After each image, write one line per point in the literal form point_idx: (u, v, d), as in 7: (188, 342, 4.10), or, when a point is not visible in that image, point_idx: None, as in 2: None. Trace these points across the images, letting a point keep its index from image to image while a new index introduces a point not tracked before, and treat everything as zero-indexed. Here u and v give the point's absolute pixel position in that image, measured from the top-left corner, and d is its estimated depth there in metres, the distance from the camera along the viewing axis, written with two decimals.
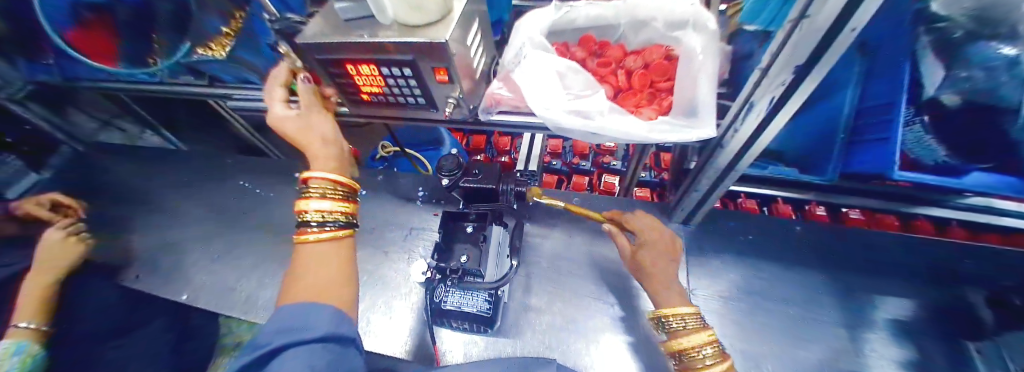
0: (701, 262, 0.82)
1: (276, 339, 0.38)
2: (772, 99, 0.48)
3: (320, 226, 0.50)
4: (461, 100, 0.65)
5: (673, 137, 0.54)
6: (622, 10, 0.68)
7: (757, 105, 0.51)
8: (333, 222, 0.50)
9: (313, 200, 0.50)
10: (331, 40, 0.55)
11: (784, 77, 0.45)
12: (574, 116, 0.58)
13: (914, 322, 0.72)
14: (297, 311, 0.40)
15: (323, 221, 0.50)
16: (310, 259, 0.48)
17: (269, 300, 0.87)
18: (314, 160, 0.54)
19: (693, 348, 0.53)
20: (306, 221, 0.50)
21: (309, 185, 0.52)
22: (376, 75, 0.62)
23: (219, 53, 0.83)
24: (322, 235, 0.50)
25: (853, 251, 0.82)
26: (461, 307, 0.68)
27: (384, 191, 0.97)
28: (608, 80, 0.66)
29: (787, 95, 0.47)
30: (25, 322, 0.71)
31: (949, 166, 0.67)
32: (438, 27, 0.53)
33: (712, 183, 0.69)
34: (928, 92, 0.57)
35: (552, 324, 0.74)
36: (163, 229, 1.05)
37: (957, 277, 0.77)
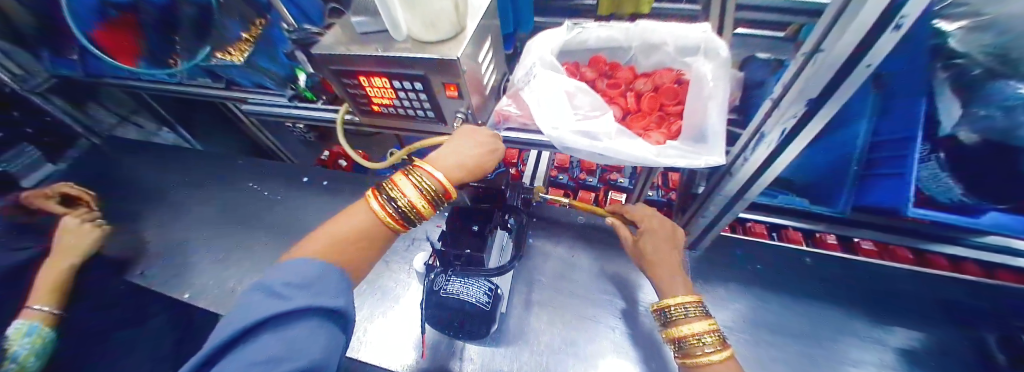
0: (706, 289, 0.81)
1: (296, 297, 0.38)
2: (784, 130, 0.48)
3: (389, 201, 0.49)
4: (469, 115, 0.65)
5: (681, 162, 0.53)
6: (634, 33, 0.68)
7: (768, 136, 0.50)
8: (397, 212, 0.49)
9: (411, 182, 0.49)
10: (349, 53, 0.57)
11: (796, 109, 0.45)
12: (580, 136, 0.58)
13: (928, 365, 0.68)
14: (318, 276, 0.41)
15: (396, 200, 0.48)
16: (367, 214, 0.49)
17: None
18: (439, 152, 0.53)
19: (693, 335, 0.52)
20: (389, 187, 0.49)
21: (420, 171, 0.51)
22: (387, 88, 0.63)
23: (237, 58, 0.85)
24: (383, 209, 0.49)
25: (864, 285, 0.80)
26: (458, 298, 0.60)
27: None
28: (617, 102, 0.66)
29: (799, 127, 0.46)
30: (41, 304, 0.75)
31: (965, 206, 0.64)
32: (451, 44, 0.55)
33: (718, 209, 0.68)
34: (946, 128, 0.56)
35: (551, 345, 0.72)
36: (170, 225, 1.07)
37: (975, 318, 0.74)
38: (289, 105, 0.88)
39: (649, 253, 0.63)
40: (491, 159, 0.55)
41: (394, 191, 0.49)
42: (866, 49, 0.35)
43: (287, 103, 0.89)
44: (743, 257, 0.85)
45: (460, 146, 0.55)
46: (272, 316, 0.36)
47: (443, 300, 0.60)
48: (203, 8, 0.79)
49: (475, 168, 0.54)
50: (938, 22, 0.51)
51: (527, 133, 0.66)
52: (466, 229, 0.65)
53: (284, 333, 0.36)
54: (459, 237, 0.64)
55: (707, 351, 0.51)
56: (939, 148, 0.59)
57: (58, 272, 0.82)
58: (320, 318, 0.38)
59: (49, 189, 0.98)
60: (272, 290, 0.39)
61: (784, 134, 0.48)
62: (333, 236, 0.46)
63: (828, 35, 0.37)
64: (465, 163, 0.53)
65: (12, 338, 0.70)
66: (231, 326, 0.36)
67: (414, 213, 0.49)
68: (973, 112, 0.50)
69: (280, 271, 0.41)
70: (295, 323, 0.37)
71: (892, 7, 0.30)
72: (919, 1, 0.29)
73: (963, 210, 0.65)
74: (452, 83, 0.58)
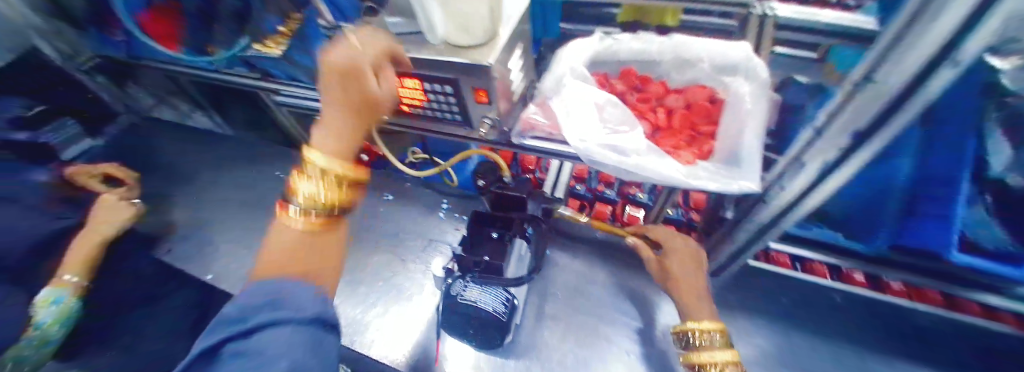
0: (727, 319, 0.78)
1: (256, 315, 0.31)
2: (824, 161, 0.46)
3: (296, 210, 0.41)
4: (497, 121, 0.65)
5: (713, 184, 0.51)
6: (668, 47, 0.65)
7: (807, 165, 0.48)
8: (312, 213, 0.41)
9: (305, 178, 0.41)
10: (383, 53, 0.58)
11: (842, 139, 0.42)
12: (608, 150, 0.57)
13: None
14: (281, 293, 0.34)
15: (303, 208, 0.40)
16: (284, 234, 0.41)
17: None
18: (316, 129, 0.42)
19: (712, 363, 0.50)
20: (290, 199, 0.41)
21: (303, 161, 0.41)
22: (418, 89, 0.64)
23: (274, 50, 0.88)
24: (298, 219, 0.41)
25: (896, 330, 0.75)
26: (477, 308, 0.59)
27: (409, 198, 0.99)
28: (647, 117, 0.64)
29: (841, 160, 0.44)
30: (70, 275, 0.79)
31: (1015, 255, 0.60)
32: (483, 50, 0.55)
33: (748, 234, 0.65)
34: (995, 169, 0.52)
35: (564, 362, 0.70)
36: (196, 207, 1.11)
37: None
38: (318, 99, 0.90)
39: (672, 272, 0.63)
40: (359, 82, 0.39)
41: (297, 198, 0.41)
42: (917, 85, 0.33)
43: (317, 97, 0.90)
44: (768, 290, 0.82)
45: (326, 100, 0.41)
46: (237, 334, 0.30)
47: (460, 306, 0.59)
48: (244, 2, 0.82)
49: (360, 104, 0.40)
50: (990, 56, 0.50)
51: (553, 144, 0.65)
52: (486, 235, 0.65)
53: (252, 345, 0.29)
54: (479, 244, 0.64)
55: None
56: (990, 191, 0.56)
57: (89, 247, 0.86)
58: (295, 323, 0.31)
59: (93, 169, 1.04)
60: (224, 319, 0.32)
61: (825, 165, 0.46)
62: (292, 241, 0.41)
63: (873, 69, 0.36)
64: (343, 111, 0.41)
65: (40, 305, 0.71)
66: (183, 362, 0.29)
67: (323, 203, 0.41)
68: None
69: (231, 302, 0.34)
70: (264, 335, 0.30)
71: (950, 44, 0.29)
72: (979, 40, 0.27)
73: (1013, 260, 0.61)
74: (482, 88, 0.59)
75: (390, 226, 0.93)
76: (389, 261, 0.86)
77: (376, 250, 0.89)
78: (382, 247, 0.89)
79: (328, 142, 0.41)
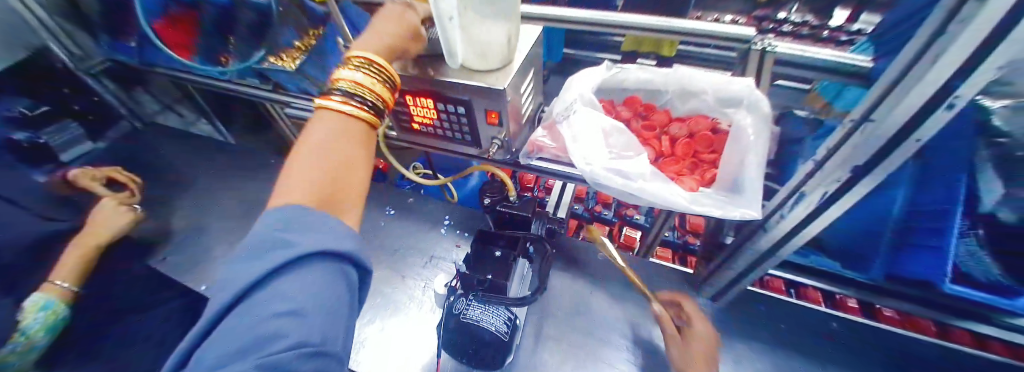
0: (727, 345, 0.78)
1: (301, 241, 0.36)
2: (825, 193, 0.47)
3: (347, 96, 0.47)
4: (506, 142, 0.67)
5: (716, 210, 0.53)
6: (675, 78, 0.69)
7: (809, 196, 0.50)
8: (362, 101, 0.47)
9: (352, 69, 0.48)
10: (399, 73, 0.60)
11: (842, 171, 0.44)
12: (613, 174, 0.59)
13: None
14: (310, 214, 0.38)
15: (351, 93, 0.47)
16: (325, 119, 0.46)
17: None
18: (364, 42, 0.52)
19: None
20: (336, 87, 0.47)
21: (350, 61, 0.49)
22: (431, 108, 0.66)
23: (288, 64, 0.90)
24: (345, 103, 0.47)
25: (893, 360, 0.76)
26: (478, 326, 0.59)
27: (411, 213, 0.99)
28: (652, 144, 0.66)
29: (841, 192, 0.46)
30: (60, 281, 0.78)
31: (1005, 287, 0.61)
32: (498, 75, 0.57)
33: (748, 261, 0.66)
34: (986, 204, 0.55)
35: None
36: (195, 214, 1.10)
37: None
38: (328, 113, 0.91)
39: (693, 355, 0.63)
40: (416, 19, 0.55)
41: (345, 83, 0.47)
42: (914, 123, 0.35)
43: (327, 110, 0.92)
44: (769, 316, 0.82)
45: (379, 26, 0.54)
46: (276, 270, 0.35)
47: (463, 326, 0.60)
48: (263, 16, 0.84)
49: (410, 32, 0.55)
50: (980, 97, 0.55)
51: (559, 166, 0.67)
52: (489, 253, 0.66)
53: (293, 283, 0.34)
54: (482, 262, 0.64)
55: None
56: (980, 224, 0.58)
57: (84, 252, 0.85)
58: (330, 264, 0.37)
59: (97, 172, 1.04)
60: (274, 238, 0.37)
61: (823, 195, 0.48)
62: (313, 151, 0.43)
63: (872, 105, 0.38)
64: (393, 32, 0.54)
65: (27, 311, 0.70)
66: (232, 288, 0.35)
67: (372, 91, 0.48)
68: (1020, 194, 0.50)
69: (269, 213, 0.40)
70: (304, 275, 0.35)
71: (948, 87, 0.31)
72: (976, 83, 0.30)
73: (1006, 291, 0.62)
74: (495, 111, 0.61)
75: (391, 241, 0.93)
76: (388, 276, 0.86)
77: (376, 264, 0.88)
78: (382, 262, 0.89)
79: (379, 49, 0.52)
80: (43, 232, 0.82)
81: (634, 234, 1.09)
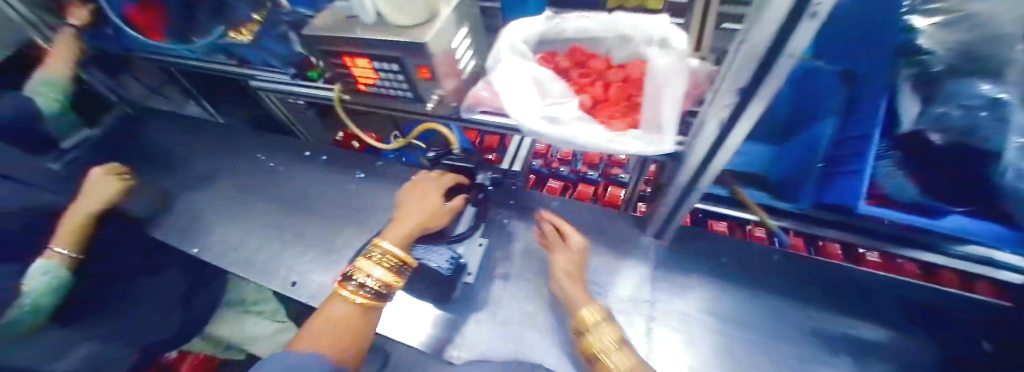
0: (680, 281, 0.77)
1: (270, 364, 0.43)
2: (721, 119, 0.48)
3: (358, 287, 0.57)
4: (444, 97, 0.71)
5: (633, 148, 0.57)
6: (609, 24, 0.71)
7: (708, 124, 0.49)
8: (369, 291, 0.58)
9: (373, 261, 0.59)
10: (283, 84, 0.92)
11: (718, 108, 0.47)
12: (543, 120, 0.63)
13: (906, 357, 0.63)
14: (303, 362, 0.45)
15: (372, 285, 0.58)
16: (338, 306, 0.56)
17: (279, 268, 0.87)
18: (409, 210, 0.66)
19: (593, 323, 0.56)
20: (359, 280, 0.58)
21: (374, 250, 0.61)
22: (369, 68, 0.69)
23: (244, 38, 0.88)
24: (355, 295, 0.57)
25: (848, 280, 0.74)
26: (424, 263, 0.65)
27: (384, 177, 1.03)
28: (587, 91, 0.71)
29: (735, 117, 0.46)
30: (61, 248, 0.75)
31: (932, 210, 0.58)
32: (418, 29, 0.60)
33: (677, 199, 0.66)
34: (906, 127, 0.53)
35: (506, 316, 0.72)
36: (177, 171, 1.15)
37: (963, 318, 0.67)
38: (292, 84, 0.91)
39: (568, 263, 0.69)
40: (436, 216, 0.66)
41: (360, 277, 0.58)
42: (762, 65, 0.39)
43: (290, 81, 0.91)
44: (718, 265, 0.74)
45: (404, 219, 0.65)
46: None
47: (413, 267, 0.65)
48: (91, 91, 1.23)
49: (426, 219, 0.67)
50: (910, 17, 0.50)
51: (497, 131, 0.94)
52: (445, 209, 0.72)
53: (285, 362, 0.45)
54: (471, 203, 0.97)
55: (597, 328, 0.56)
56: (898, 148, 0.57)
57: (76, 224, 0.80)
58: None
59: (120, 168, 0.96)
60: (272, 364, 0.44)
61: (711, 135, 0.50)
62: (61, 194, 0.85)
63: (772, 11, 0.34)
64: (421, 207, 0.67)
65: (29, 277, 0.69)
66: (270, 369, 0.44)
67: (385, 286, 0.59)
68: (936, 110, 0.49)
69: (267, 362, 0.45)
70: (291, 357, 0.46)
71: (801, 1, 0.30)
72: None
73: (931, 214, 0.59)
74: (345, 54, 0.68)
75: (361, 202, 0.97)
76: (355, 234, 0.91)
77: (346, 223, 0.93)
78: (352, 221, 0.93)
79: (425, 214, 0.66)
80: (46, 201, 0.82)
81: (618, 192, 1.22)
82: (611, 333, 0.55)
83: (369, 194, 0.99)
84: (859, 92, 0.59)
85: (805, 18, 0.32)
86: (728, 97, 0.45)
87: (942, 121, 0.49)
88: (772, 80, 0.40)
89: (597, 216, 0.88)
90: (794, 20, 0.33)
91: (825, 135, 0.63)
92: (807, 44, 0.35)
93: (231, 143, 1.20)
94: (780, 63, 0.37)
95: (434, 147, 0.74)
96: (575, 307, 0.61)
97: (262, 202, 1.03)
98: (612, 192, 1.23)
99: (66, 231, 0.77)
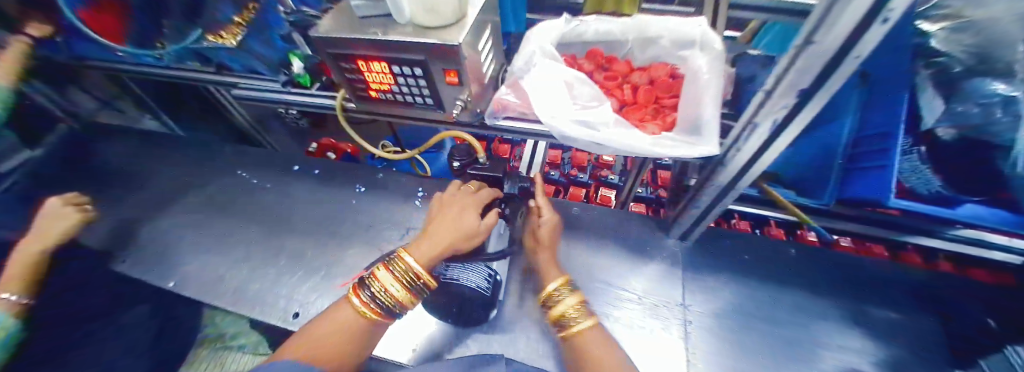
0: (699, 279, 0.78)
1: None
2: (775, 120, 0.47)
3: (370, 298, 0.53)
4: (469, 103, 0.66)
5: (676, 151, 0.56)
6: (631, 26, 0.71)
7: (760, 126, 0.50)
8: (378, 305, 0.53)
9: (392, 275, 0.53)
10: (271, 92, 0.83)
11: (774, 111, 0.47)
12: (579, 125, 0.61)
13: (923, 339, 0.67)
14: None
15: (382, 299, 0.53)
16: (346, 310, 0.54)
17: (277, 297, 0.78)
18: (439, 223, 0.55)
19: (567, 312, 0.58)
20: (371, 288, 0.53)
21: (396, 260, 0.53)
22: (386, 73, 0.63)
23: (229, 43, 0.74)
24: (363, 305, 0.53)
25: (864, 269, 0.77)
26: (460, 285, 0.57)
27: (387, 190, 0.95)
28: (614, 94, 0.70)
29: (790, 118, 0.46)
30: (10, 294, 0.63)
31: (947, 199, 0.62)
32: (453, 30, 0.55)
33: (711, 200, 0.66)
34: (927, 123, 0.55)
35: (532, 329, 0.69)
36: (140, 194, 1.00)
37: (968, 298, 0.71)
38: (284, 92, 0.82)
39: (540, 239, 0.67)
40: (469, 239, 0.56)
41: (375, 287, 0.53)
42: (824, 67, 0.39)
43: (281, 89, 0.82)
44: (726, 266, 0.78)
45: (432, 232, 0.55)
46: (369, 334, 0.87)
47: (442, 286, 0.58)
48: (34, 106, 1.03)
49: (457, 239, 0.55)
50: (920, 23, 0.53)
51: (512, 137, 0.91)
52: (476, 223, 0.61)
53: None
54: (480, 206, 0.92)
55: (577, 322, 0.57)
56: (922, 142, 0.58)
57: (24, 268, 0.68)
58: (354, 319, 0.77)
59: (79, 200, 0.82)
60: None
61: (761, 137, 0.50)
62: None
63: (832, 18, 0.34)
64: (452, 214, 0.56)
65: None
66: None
67: (395, 303, 0.53)
68: (952, 109, 0.51)
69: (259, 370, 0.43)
70: (282, 364, 0.44)
71: (875, 5, 0.30)
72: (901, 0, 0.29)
73: (946, 202, 0.63)
74: (357, 56, 0.61)
75: (364, 217, 0.90)
76: (364, 253, 0.83)
77: (351, 242, 0.85)
78: (358, 240, 0.85)
79: (457, 235, 0.55)
80: None
81: (609, 193, 1.24)
82: (574, 299, 0.59)
83: (372, 209, 0.91)
84: (870, 98, 0.59)
85: (877, 23, 0.32)
86: (786, 99, 0.45)
87: (960, 117, 0.51)
88: (834, 80, 0.40)
89: (618, 220, 0.88)
90: (867, 25, 0.33)
91: (844, 134, 0.62)
92: (874, 44, 0.35)
93: (208, 160, 1.07)
94: (843, 64, 0.37)
95: (458, 156, 0.69)
96: (546, 277, 0.63)
97: (252, 226, 0.91)
98: (602, 193, 1.24)
99: (16, 272, 0.65)
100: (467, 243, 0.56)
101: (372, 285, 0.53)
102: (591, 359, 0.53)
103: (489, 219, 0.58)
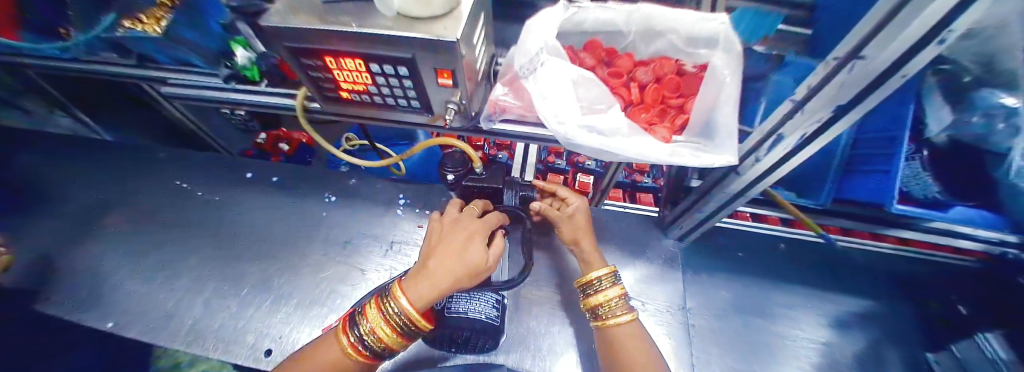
0: (696, 280, 0.78)
1: None
2: (804, 135, 0.45)
3: (359, 339, 0.46)
4: (463, 105, 0.57)
5: (693, 161, 0.52)
6: (635, 17, 0.65)
7: (787, 139, 0.47)
8: (366, 346, 0.46)
9: (383, 315, 0.45)
10: (210, 89, 0.67)
11: (804, 123, 0.44)
12: (588, 131, 0.54)
13: (897, 326, 0.72)
14: None
15: (368, 342, 0.45)
16: (330, 350, 0.46)
17: (243, 330, 0.68)
18: (443, 254, 0.47)
19: (606, 301, 0.55)
20: (358, 328, 0.46)
21: (389, 299, 0.46)
22: (362, 71, 0.53)
23: (150, 27, 0.61)
24: (350, 347, 0.46)
25: (843, 260, 0.81)
26: (467, 319, 0.52)
27: (360, 197, 0.85)
28: (620, 92, 0.64)
29: (820, 132, 0.44)
30: None
31: (938, 201, 0.65)
32: (447, 22, 0.45)
33: (718, 206, 0.65)
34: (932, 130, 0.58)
35: (536, 348, 0.65)
36: (51, 216, 0.82)
37: (929, 282, 0.78)
38: (226, 88, 0.67)
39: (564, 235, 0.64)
40: (474, 274, 0.47)
41: (363, 327, 0.46)
42: (868, 84, 0.35)
43: (222, 85, 0.67)
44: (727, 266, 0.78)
45: (435, 263, 0.46)
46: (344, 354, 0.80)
47: (446, 321, 0.52)
48: None
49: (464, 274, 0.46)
50: None
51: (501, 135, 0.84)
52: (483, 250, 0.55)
53: None
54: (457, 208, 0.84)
55: (617, 315, 0.55)
56: (924, 147, 0.60)
57: None
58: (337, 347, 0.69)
59: None
60: None
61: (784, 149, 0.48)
62: None
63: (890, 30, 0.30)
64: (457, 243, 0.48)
65: None
66: None
67: (383, 346, 0.46)
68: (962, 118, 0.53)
69: None
70: None
71: (941, 23, 0.26)
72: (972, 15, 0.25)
73: (936, 205, 0.65)
74: (318, 50, 0.49)
75: (338, 232, 0.79)
76: (342, 272, 0.74)
77: (326, 263, 0.75)
78: (333, 259, 0.76)
79: (464, 270, 0.46)
80: None
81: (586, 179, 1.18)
82: (616, 292, 0.56)
83: (347, 221, 0.81)
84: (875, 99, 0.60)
85: (933, 43, 0.28)
86: (821, 113, 0.41)
87: (964, 127, 0.53)
88: (876, 96, 0.36)
89: (615, 221, 0.85)
90: (922, 46, 0.29)
91: (842, 142, 0.64)
92: (925, 63, 0.31)
93: (139, 170, 0.90)
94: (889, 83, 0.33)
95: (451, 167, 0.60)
96: (589, 265, 0.60)
97: (203, 248, 0.78)
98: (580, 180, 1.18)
99: None
100: (473, 280, 0.47)
101: (360, 325, 0.46)
102: (624, 356, 0.51)
103: (496, 248, 0.50)
